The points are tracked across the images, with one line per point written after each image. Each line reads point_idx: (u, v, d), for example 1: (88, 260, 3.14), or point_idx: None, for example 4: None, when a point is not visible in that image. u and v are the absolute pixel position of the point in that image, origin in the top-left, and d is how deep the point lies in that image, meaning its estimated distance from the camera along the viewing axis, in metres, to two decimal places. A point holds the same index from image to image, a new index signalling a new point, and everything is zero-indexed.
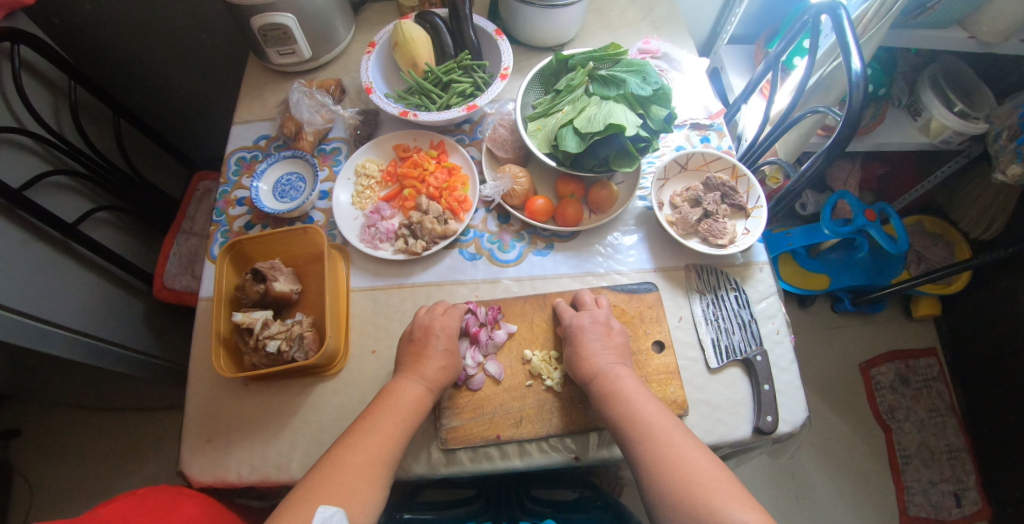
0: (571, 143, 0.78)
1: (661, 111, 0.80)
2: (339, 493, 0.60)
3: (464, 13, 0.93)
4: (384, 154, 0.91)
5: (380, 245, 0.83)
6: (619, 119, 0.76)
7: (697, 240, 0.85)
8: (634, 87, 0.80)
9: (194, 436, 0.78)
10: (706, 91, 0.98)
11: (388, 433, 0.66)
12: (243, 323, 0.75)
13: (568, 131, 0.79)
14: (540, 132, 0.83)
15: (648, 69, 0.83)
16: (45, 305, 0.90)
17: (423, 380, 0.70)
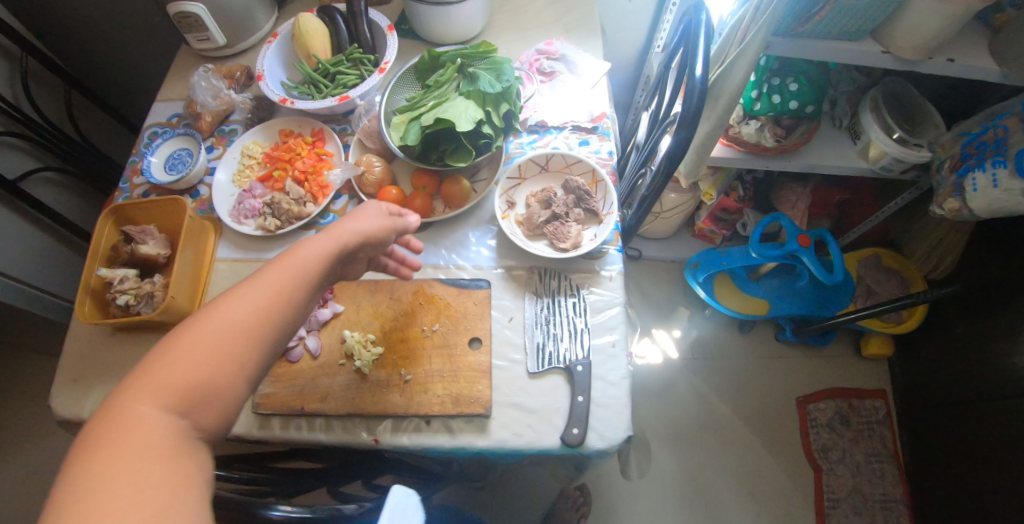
0: (414, 135, 0.81)
1: (506, 110, 0.82)
2: (214, 352, 0.50)
3: (359, 9, 0.98)
4: (270, 137, 0.96)
5: (244, 221, 0.89)
6: (458, 116, 0.78)
7: (545, 243, 0.84)
8: (486, 84, 0.82)
9: (62, 375, 0.86)
10: (596, 95, 0.97)
11: (278, 288, 0.55)
12: (104, 277, 0.82)
13: (415, 124, 0.82)
14: (398, 125, 0.86)
15: (507, 69, 0.84)
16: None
17: (328, 235, 0.60)
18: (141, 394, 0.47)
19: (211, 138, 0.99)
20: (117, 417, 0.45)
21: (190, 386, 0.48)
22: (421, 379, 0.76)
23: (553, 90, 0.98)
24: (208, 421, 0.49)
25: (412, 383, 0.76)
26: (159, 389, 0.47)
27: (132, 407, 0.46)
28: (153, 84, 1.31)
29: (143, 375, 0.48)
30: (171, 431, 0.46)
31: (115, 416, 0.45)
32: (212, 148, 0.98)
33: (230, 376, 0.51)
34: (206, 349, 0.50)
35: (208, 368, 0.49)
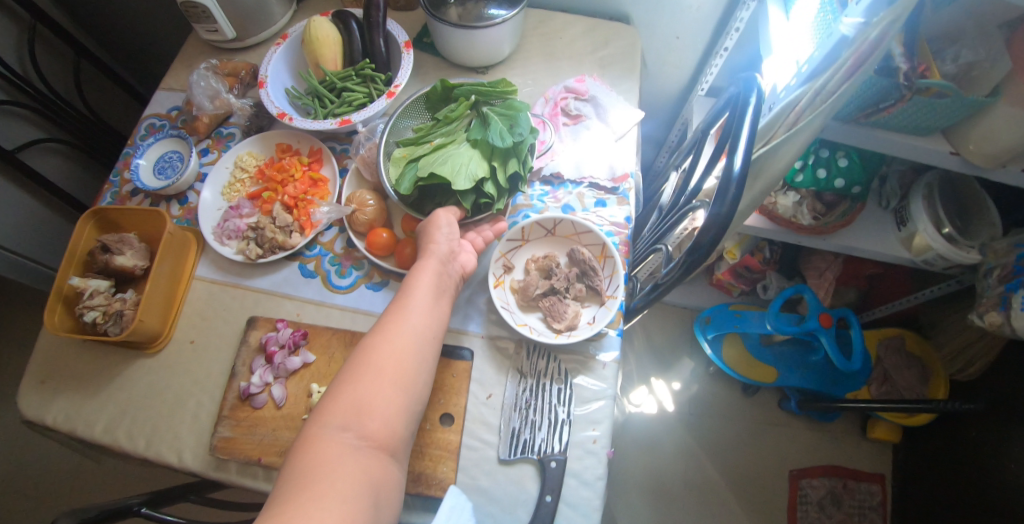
0: (409, 182, 0.73)
1: (515, 167, 0.74)
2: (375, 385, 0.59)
3: (376, 18, 0.88)
4: (266, 149, 0.90)
5: (227, 241, 0.84)
6: (459, 170, 0.70)
7: (538, 317, 0.77)
8: (495, 133, 0.73)
9: (26, 378, 0.82)
10: (622, 149, 0.88)
11: (412, 308, 0.64)
12: (76, 288, 0.78)
13: (411, 170, 0.74)
14: (398, 165, 0.79)
15: (523, 117, 0.76)
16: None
17: (441, 260, 0.69)
18: (324, 416, 0.56)
19: (206, 140, 0.92)
20: (308, 435, 0.56)
21: (357, 411, 0.57)
22: None
23: (575, 138, 0.89)
24: (375, 431, 0.57)
25: None
26: (337, 405, 0.57)
27: (319, 430, 0.56)
28: (168, 56, 1.25)
29: (326, 397, 0.58)
30: (345, 453, 0.54)
31: (308, 432, 0.56)
32: (207, 151, 0.92)
33: (389, 390, 0.59)
34: (368, 384, 0.59)
35: (368, 398, 0.57)
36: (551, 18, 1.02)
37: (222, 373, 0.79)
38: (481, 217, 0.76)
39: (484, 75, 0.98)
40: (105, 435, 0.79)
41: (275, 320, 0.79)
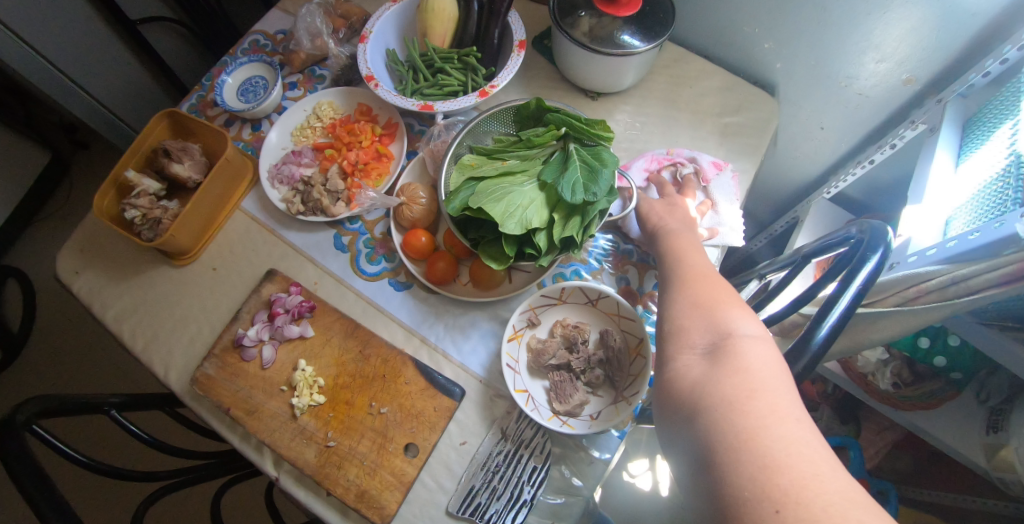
0: (459, 202, 0.67)
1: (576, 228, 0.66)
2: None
3: (499, 10, 0.82)
4: (348, 104, 0.87)
5: (278, 185, 0.82)
6: (513, 213, 0.63)
7: (542, 386, 0.70)
8: (567, 184, 0.65)
9: (71, 242, 0.87)
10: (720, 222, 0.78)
11: None
12: (130, 181, 0.80)
13: (468, 190, 0.68)
14: (459, 174, 0.73)
15: (604, 175, 0.66)
16: (93, 79, 1.05)
17: None
18: None
19: (298, 74, 0.91)
20: None
21: None
22: (342, 451, 0.70)
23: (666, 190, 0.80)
24: None
25: (332, 451, 0.70)
26: None
27: None
28: None
29: None
30: None
31: None
32: (295, 85, 0.90)
33: None
34: None
35: None
36: (688, 61, 0.91)
37: (229, 310, 0.79)
38: (519, 263, 0.68)
39: (594, 100, 0.89)
40: (114, 323, 0.82)
41: (291, 281, 0.78)
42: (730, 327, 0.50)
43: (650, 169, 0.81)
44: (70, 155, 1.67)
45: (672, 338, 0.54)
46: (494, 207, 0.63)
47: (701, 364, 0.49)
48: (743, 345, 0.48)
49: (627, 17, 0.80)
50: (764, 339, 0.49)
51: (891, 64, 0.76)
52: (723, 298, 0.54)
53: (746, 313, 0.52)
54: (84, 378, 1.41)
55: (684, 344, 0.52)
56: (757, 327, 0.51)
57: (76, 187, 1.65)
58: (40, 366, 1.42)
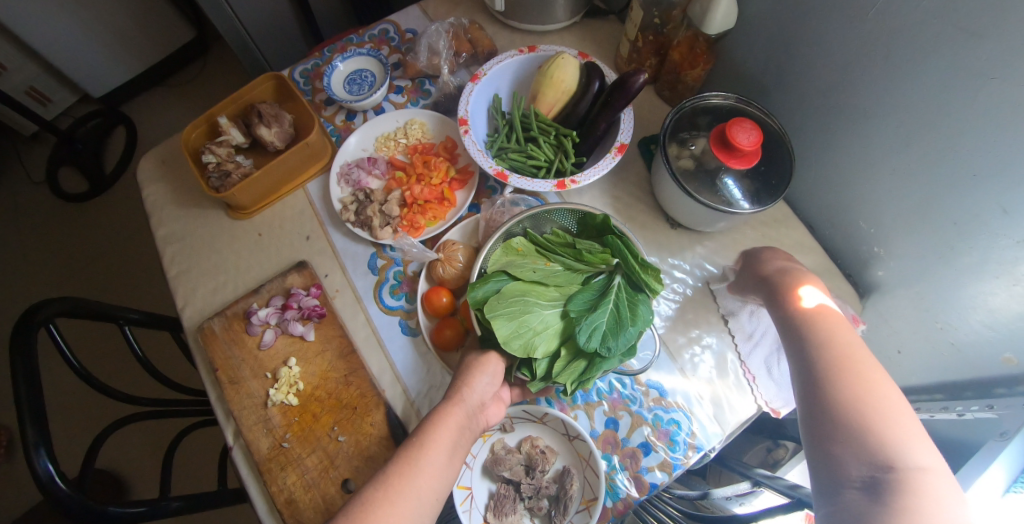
0: (482, 293, 0.67)
1: (577, 370, 0.65)
2: (455, 425, 0.61)
3: (612, 107, 0.79)
4: (439, 133, 0.87)
5: (344, 183, 0.84)
6: (523, 335, 0.64)
7: (488, 488, 0.71)
8: (586, 328, 0.64)
9: (160, 153, 0.94)
10: None
11: None
12: (221, 128, 0.86)
13: (496, 283, 0.67)
14: (502, 252, 0.70)
15: (628, 332, 0.63)
16: (241, 7, 1.11)
17: None
18: None
19: (408, 81, 0.93)
20: None
21: None
22: (291, 456, 0.73)
23: None
24: None
25: (282, 451, 0.73)
26: None
27: None
28: None
29: None
30: None
31: None
32: (401, 90, 0.92)
33: None
34: None
35: None
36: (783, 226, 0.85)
37: (256, 278, 0.84)
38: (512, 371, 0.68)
39: (672, 229, 0.86)
40: (162, 242, 0.89)
41: (315, 281, 0.80)
42: (896, 449, 0.53)
43: None
44: (212, 41, 1.80)
45: (834, 474, 0.54)
46: (500, 323, 0.62)
47: (868, 502, 0.51)
48: (916, 484, 0.50)
49: (736, 165, 0.76)
50: (931, 472, 0.51)
51: (996, 336, 0.68)
52: (888, 409, 0.56)
53: (907, 433, 0.54)
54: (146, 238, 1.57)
55: (844, 476, 0.54)
56: (920, 450, 0.53)
57: (205, 69, 1.78)
58: (117, 217, 1.59)
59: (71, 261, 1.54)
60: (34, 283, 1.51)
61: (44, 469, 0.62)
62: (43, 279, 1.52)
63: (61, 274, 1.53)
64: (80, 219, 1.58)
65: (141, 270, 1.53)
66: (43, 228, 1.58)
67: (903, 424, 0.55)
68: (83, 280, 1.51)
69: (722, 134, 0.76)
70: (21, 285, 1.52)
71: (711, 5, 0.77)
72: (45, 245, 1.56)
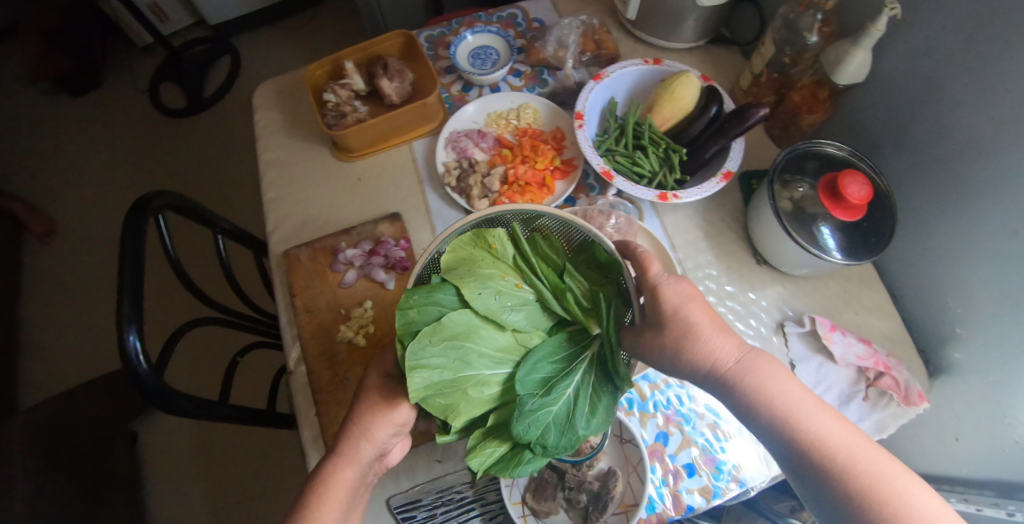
0: (415, 313, 0.55)
1: (488, 448, 0.55)
2: (345, 487, 0.58)
3: (727, 133, 0.81)
4: (549, 122, 0.89)
5: (450, 149, 0.87)
6: (446, 395, 0.53)
7: (529, 469, 0.72)
8: (531, 413, 0.52)
9: (280, 82, 0.98)
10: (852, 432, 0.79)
11: None
12: (345, 71, 0.89)
13: (440, 303, 0.55)
14: (472, 248, 0.58)
15: (570, 435, 0.53)
16: None
17: None
18: None
19: (528, 67, 0.95)
20: None
21: None
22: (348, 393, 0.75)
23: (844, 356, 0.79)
24: None
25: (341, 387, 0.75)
26: None
27: None
28: None
29: None
30: None
31: None
32: (519, 74, 0.94)
33: None
34: None
35: None
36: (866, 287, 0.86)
37: (346, 218, 0.86)
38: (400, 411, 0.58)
39: (756, 264, 0.86)
40: (264, 165, 0.92)
41: (405, 234, 0.83)
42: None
43: (862, 362, 0.80)
44: None
45: None
46: (418, 378, 0.51)
47: None
48: None
49: (839, 215, 0.76)
50: None
51: None
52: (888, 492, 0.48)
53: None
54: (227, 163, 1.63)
55: None
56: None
57: (315, 18, 1.84)
58: (203, 139, 1.66)
59: (158, 171, 1.63)
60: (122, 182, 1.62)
61: (130, 343, 0.64)
62: (131, 182, 1.62)
63: (147, 178, 1.62)
64: (172, 133, 1.67)
65: (216, 192, 1.60)
66: (140, 136, 1.68)
67: (926, 512, 0.47)
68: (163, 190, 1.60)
69: (831, 183, 0.76)
70: (112, 183, 1.63)
71: (846, 57, 0.77)
72: (138, 152, 1.66)
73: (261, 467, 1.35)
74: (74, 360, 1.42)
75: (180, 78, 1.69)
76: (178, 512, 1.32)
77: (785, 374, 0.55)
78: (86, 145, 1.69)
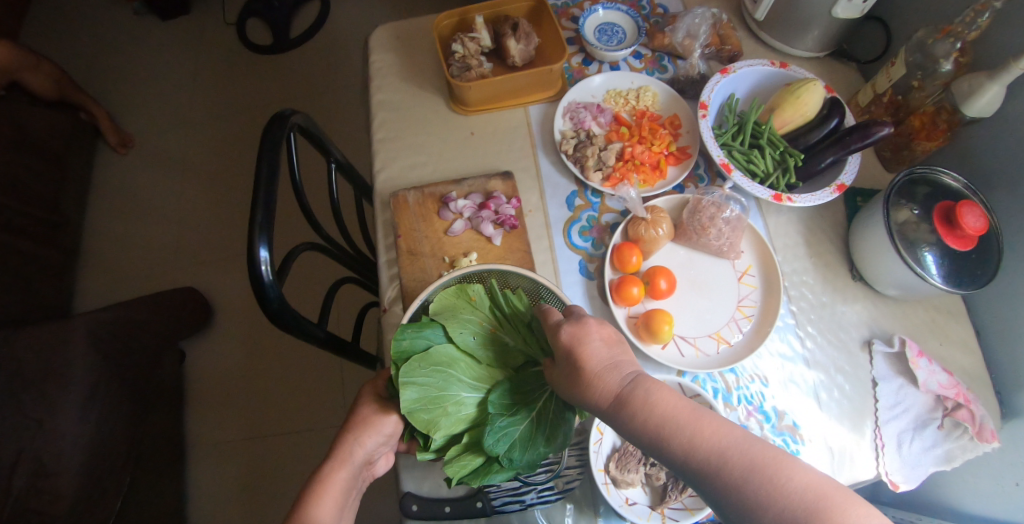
0: (407, 344, 0.64)
1: (467, 461, 0.63)
2: (340, 488, 0.61)
3: (849, 146, 0.81)
4: (667, 107, 0.90)
5: (568, 118, 0.88)
6: (430, 410, 0.61)
7: (613, 442, 0.73)
8: (499, 430, 0.62)
9: (400, 27, 0.99)
10: (921, 459, 0.78)
11: None
12: (475, 24, 0.89)
13: (428, 336, 0.65)
14: (454, 294, 0.68)
15: (535, 451, 0.62)
16: None
17: None
18: None
19: (649, 51, 0.96)
20: None
21: None
22: None
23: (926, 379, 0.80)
24: None
25: None
26: None
27: None
28: None
29: None
30: None
31: None
32: (640, 57, 0.95)
33: None
34: None
35: None
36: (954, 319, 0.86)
37: (455, 169, 0.87)
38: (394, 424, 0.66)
39: (851, 278, 0.87)
40: (376, 105, 0.93)
41: (516, 194, 0.83)
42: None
43: (944, 391, 0.79)
44: None
45: None
46: (408, 393, 0.61)
47: None
48: None
49: (950, 242, 0.77)
50: None
51: None
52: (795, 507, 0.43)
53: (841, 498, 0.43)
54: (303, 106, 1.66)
55: None
56: None
57: None
58: (284, 78, 1.69)
59: (236, 104, 1.67)
60: (200, 111, 1.66)
61: (260, 255, 0.62)
62: (209, 111, 1.66)
63: (225, 110, 1.65)
64: (253, 69, 1.70)
65: None
66: (223, 68, 1.72)
67: (826, 491, 0.43)
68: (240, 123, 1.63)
69: (948, 210, 0.77)
70: (191, 109, 1.67)
71: (979, 91, 0.77)
72: (219, 83, 1.70)
73: (299, 404, 1.38)
74: (137, 274, 1.47)
75: (269, 17, 1.72)
76: (217, 430, 1.36)
77: (682, 396, 0.51)
78: (170, 69, 1.73)
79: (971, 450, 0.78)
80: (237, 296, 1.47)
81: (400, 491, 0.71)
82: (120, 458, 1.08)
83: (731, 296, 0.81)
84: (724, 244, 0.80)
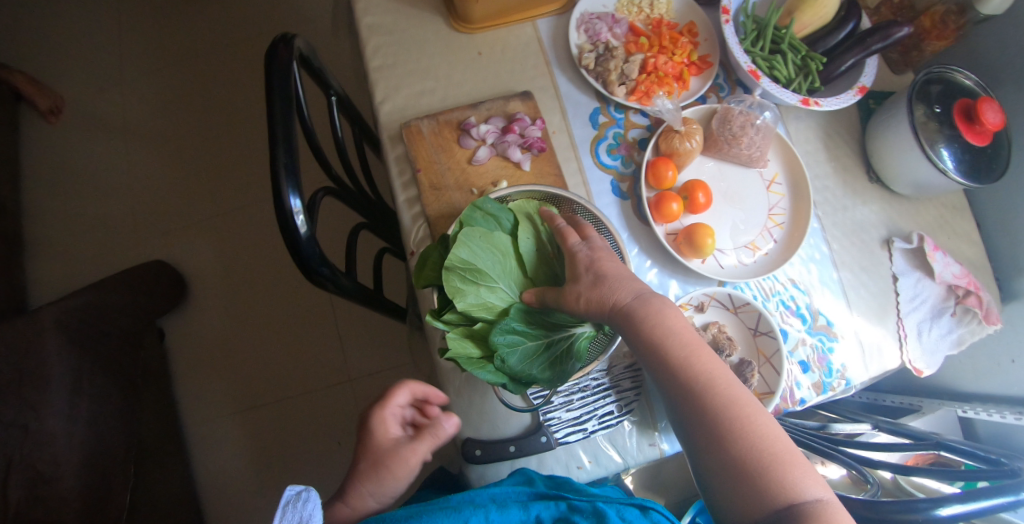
0: (479, 218, 0.63)
1: (465, 343, 0.60)
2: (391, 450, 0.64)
3: (870, 44, 0.80)
4: (682, 14, 0.85)
5: (583, 31, 0.82)
6: (465, 277, 0.59)
7: None
8: (508, 336, 0.59)
9: None
10: (938, 346, 0.82)
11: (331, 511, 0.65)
12: None
13: (501, 224, 0.64)
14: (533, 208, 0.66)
15: (529, 371, 0.60)
16: None
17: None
18: None
19: None
20: None
21: None
22: None
23: (942, 270, 0.83)
24: None
25: None
26: None
27: None
28: None
29: None
30: None
31: None
32: None
33: None
34: None
35: None
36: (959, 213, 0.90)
37: (466, 95, 0.80)
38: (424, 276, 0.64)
39: (868, 180, 0.88)
40: (366, 28, 0.83)
41: (537, 116, 0.78)
42: (795, 495, 0.46)
43: (958, 281, 0.83)
44: None
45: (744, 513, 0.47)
46: (461, 250, 0.58)
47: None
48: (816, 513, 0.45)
49: (967, 138, 0.78)
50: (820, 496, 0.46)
51: None
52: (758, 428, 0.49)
53: (799, 467, 0.47)
54: (252, 49, 1.48)
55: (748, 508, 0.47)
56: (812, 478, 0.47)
57: None
58: (226, 19, 1.50)
59: (173, 51, 1.48)
60: (133, 63, 1.47)
61: (291, 203, 0.55)
62: (143, 63, 1.47)
63: (162, 60, 1.47)
64: (189, 11, 1.50)
65: (242, 79, 1.46)
66: (151, 12, 1.51)
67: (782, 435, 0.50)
68: (183, 74, 1.46)
69: (967, 107, 0.77)
70: (121, 61, 1.47)
71: None
72: (150, 28, 1.50)
73: (297, 368, 1.32)
74: (95, 252, 1.33)
75: None
76: (214, 404, 1.29)
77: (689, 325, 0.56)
78: (88, 17, 1.51)
79: (976, 336, 0.83)
80: (212, 263, 1.36)
81: (459, 437, 0.68)
82: (120, 450, 1.00)
83: (761, 205, 0.81)
84: (754, 153, 0.78)
